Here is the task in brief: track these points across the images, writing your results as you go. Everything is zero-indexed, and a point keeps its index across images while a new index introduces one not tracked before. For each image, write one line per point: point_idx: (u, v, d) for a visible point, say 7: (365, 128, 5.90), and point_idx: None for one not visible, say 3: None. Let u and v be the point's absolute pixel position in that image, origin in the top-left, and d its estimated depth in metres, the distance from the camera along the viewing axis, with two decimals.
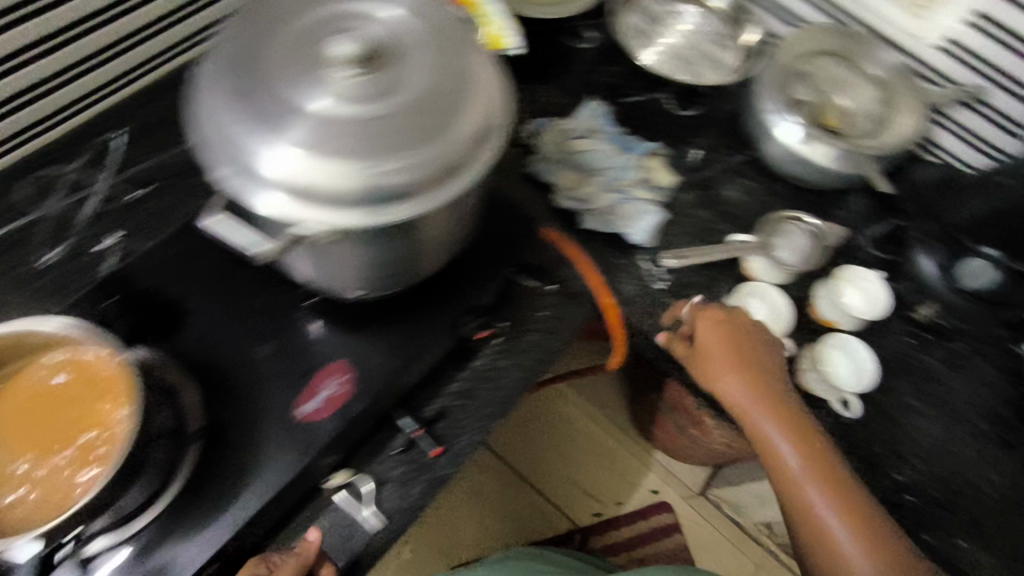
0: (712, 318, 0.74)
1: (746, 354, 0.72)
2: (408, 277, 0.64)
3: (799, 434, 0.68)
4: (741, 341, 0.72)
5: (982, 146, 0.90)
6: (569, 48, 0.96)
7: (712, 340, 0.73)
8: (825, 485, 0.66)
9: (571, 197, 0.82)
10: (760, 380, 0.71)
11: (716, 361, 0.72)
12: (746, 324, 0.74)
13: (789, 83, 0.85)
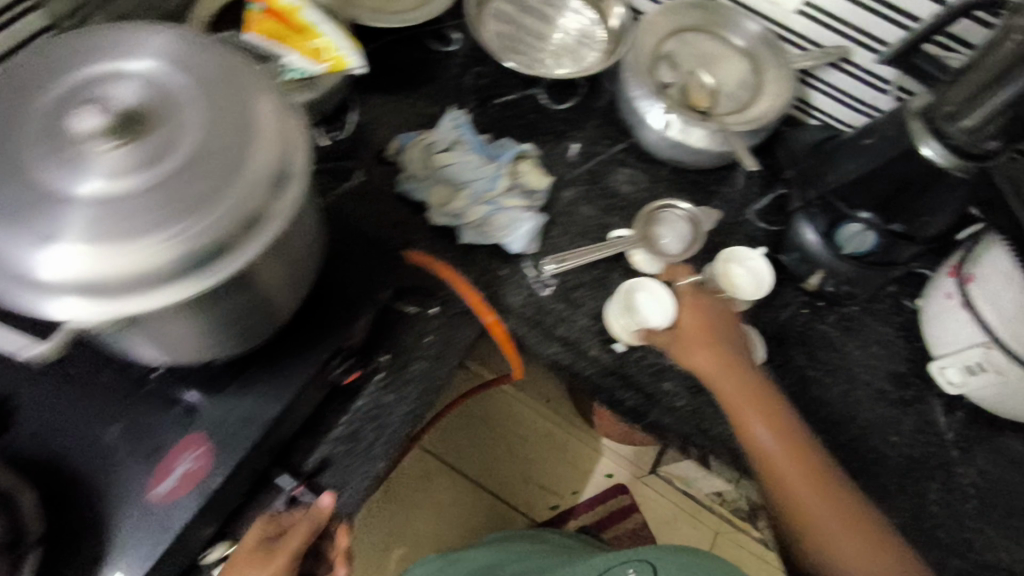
0: (693, 303, 0.72)
1: (722, 336, 0.70)
2: (255, 332, 0.60)
3: (775, 421, 0.66)
4: (719, 325, 0.71)
5: (855, 104, 0.90)
6: (433, 54, 0.93)
7: (691, 323, 0.70)
8: (801, 464, 0.64)
9: (444, 213, 0.78)
10: (733, 360, 0.69)
11: (691, 343, 0.69)
12: (721, 309, 0.72)
13: (653, 65, 0.83)
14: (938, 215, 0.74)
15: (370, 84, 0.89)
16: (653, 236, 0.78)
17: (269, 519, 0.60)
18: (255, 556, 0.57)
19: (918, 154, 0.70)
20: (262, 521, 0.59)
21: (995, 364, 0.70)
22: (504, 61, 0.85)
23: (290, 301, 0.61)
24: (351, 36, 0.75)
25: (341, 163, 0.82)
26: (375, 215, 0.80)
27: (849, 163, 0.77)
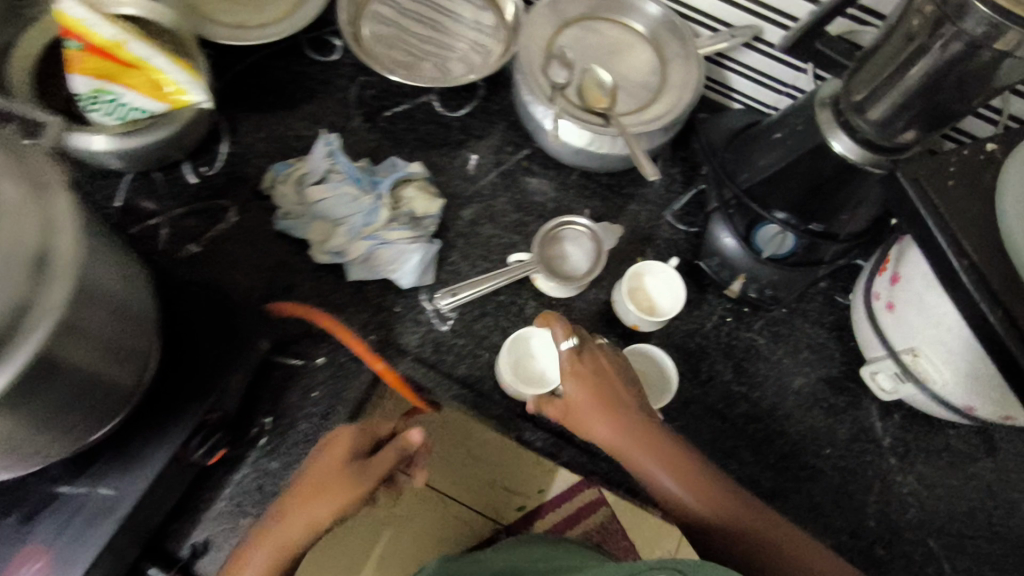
0: (575, 370, 0.64)
1: (612, 397, 0.62)
2: (82, 432, 0.53)
3: (692, 478, 0.59)
4: (607, 385, 0.63)
5: (775, 85, 0.83)
6: (314, 64, 0.84)
7: (580, 390, 0.63)
8: (732, 516, 0.58)
9: (327, 250, 0.71)
10: (630, 420, 0.62)
11: (586, 415, 0.62)
12: (605, 366, 0.64)
13: (546, 63, 0.74)
14: (858, 212, 0.68)
15: (242, 107, 0.80)
16: (551, 259, 0.73)
17: (363, 428, 0.58)
18: (345, 473, 0.54)
19: (828, 148, 0.64)
20: (358, 428, 0.58)
21: (924, 372, 0.66)
22: (387, 71, 0.77)
23: (127, 382, 0.54)
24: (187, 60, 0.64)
25: (213, 202, 0.75)
26: (253, 258, 0.73)
27: (762, 159, 0.71)
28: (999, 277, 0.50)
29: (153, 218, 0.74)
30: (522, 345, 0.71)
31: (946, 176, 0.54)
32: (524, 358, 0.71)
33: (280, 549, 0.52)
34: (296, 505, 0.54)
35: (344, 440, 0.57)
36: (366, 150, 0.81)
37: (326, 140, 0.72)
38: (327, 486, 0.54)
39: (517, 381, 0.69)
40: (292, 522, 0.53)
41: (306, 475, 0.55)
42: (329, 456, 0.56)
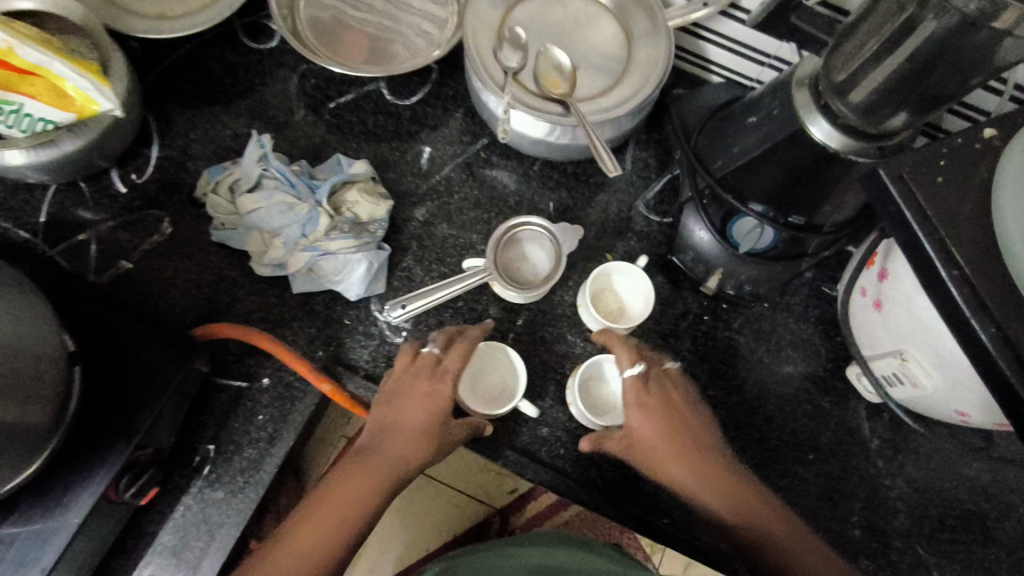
0: (640, 401, 0.60)
1: (676, 425, 0.60)
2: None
3: (767, 517, 0.55)
4: (676, 416, 0.60)
5: (755, 56, 0.74)
6: (250, 53, 0.77)
7: (647, 424, 0.59)
8: (811, 557, 0.53)
9: (266, 263, 0.66)
10: (692, 450, 0.59)
11: (646, 443, 0.59)
12: (671, 397, 0.61)
13: (497, 44, 0.67)
14: (842, 203, 0.62)
15: (173, 105, 0.74)
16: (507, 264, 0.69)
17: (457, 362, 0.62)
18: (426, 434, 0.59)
19: (807, 135, 0.57)
20: (453, 370, 0.62)
21: (912, 377, 0.60)
22: (330, 65, 0.69)
23: (40, 428, 0.49)
24: (88, 63, 0.60)
25: (144, 213, 0.70)
26: (190, 274, 0.68)
27: (738, 146, 0.64)
28: (988, 291, 0.44)
29: (81, 233, 0.69)
30: (482, 359, 0.68)
31: (935, 172, 0.47)
32: (482, 373, 0.67)
33: (387, 476, 0.57)
34: (403, 436, 0.59)
35: (438, 379, 0.61)
36: (309, 147, 0.75)
37: (260, 140, 0.68)
38: (428, 431, 0.59)
39: (474, 400, 0.66)
40: (398, 448, 0.58)
41: (405, 404, 0.60)
42: (426, 404, 0.60)
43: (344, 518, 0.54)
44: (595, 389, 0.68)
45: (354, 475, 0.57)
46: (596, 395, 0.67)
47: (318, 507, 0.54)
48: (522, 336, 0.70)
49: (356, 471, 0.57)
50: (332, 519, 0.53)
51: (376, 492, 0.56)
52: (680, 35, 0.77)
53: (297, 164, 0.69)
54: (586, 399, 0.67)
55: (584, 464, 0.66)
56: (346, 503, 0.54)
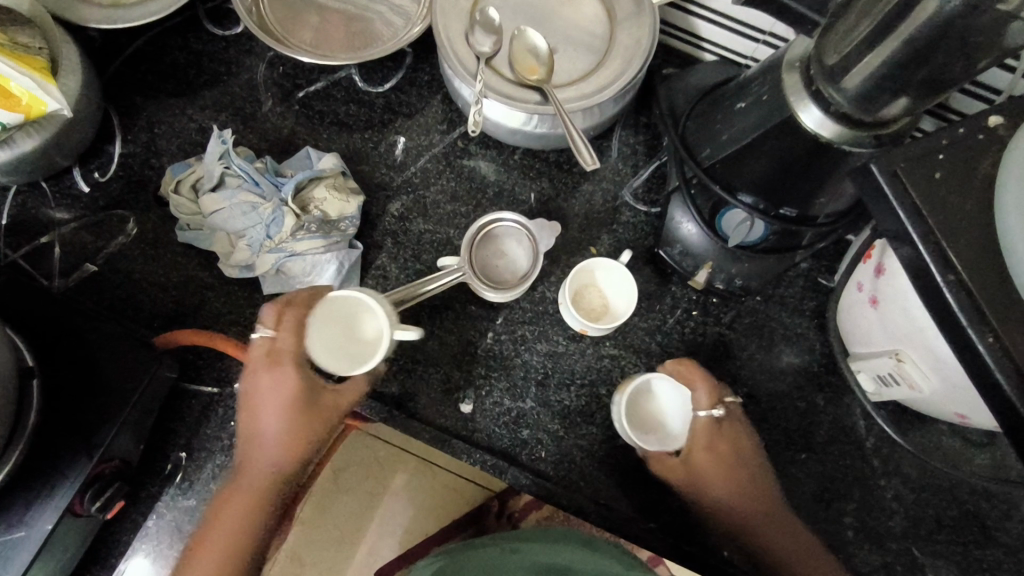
0: (712, 447, 0.61)
1: (739, 468, 0.61)
2: None
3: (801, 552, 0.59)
4: (737, 455, 0.62)
5: (749, 32, 0.69)
6: (216, 40, 0.73)
7: (706, 460, 0.61)
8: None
9: (234, 264, 0.64)
10: (746, 485, 0.61)
11: (709, 484, 0.61)
12: (742, 443, 0.62)
13: (468, 26, 0.63)
14: (837, 194, 0.58)
15: (136, 98, 0.71)
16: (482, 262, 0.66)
17: (270, 352, 0.57)
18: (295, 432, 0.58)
19: (798, 123, 0.52)
20: (292, 355, 0.57)
21: (909, 378, 0.57)
22: (296, 54, 0.66)
23: None
24: (26, 55, 0.57)
25: (108, 213, 0.67)
26: (157, 275, 0.66)
27: (725, 133, 0.60)
28: (987, 299, 0.41)
29: (44, 235, 0.66)
30: (333, 312, 0.57)
31: (933, 167, 0.43)
32: (345, 325, 0.57)
33: (260, 486, 0.58)
34: (267, 441, 0.58)
35: (279, 370, 0.57)
36: (279, 140, 0.71)
37: (221, 137, 0.65)
38: (292, 427, 0.57)
39: (348, 360, 0.56)
40: (265, 453, 0.58)
41: (258, 408, 0.58)
42: (273, 402, 0.57)
43: (227, 544, 0.56)
44: (643, 403, 0.64)
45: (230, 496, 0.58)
46: (644, 410, 0.64)
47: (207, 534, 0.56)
48: (501, 335, 0.67)
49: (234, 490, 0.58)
50: (217, 550, 0.56)
51: (255, 507, 0.57)
52: (670, 11, 0.73)
53: (262, 161, 0.67)
54: (633, 413, 0.63)
55: (566, 467, 0.64)
56: (226, 530, 0.56)
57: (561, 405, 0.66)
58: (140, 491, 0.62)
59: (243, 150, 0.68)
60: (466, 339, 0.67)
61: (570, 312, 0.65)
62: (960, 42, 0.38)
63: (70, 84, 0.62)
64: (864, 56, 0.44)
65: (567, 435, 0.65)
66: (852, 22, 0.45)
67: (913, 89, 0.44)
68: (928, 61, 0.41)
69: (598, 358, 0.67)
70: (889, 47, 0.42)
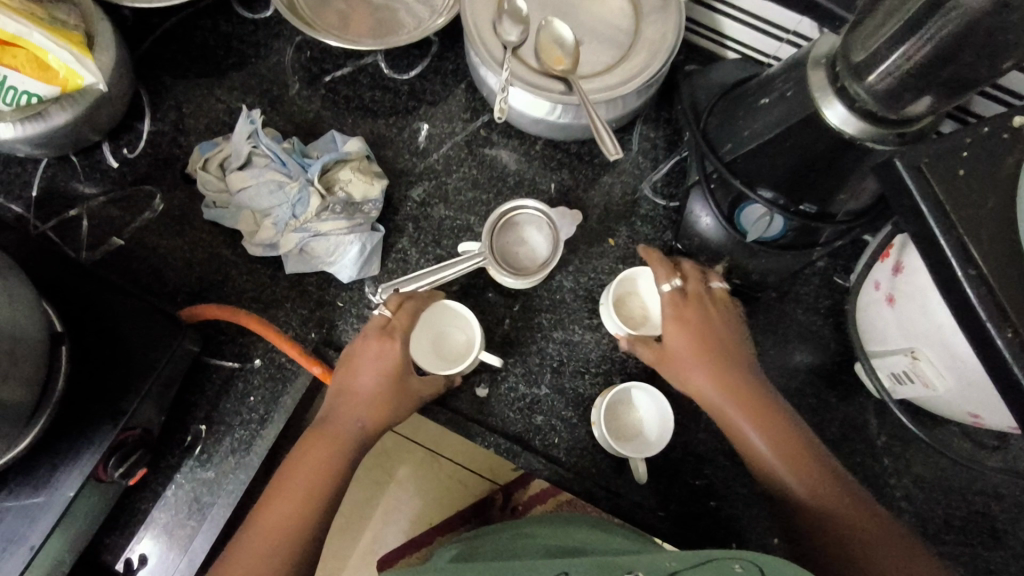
0: (678, 316, 0.61)
1: (712, 339, 0.61)
2: None
3: (773, 424, 0.57)
4: (708, 327, 0.61)
5: (773, 31, 0.70)
6: (245, 23, 0.75)
7: (680, 338, 0.61)
8: (802, 459, 0.55)
9: (258, 243, 0.65)
10: (720, 358, 0.60)
11: (682, 353, 0.61)
12: (709, 313, 0.62)
13: (495, 15, 0.64)
14: (857, 191, 0.58)
15: (166, 78, 0.72)
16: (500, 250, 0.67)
17: (387, 326, 0.60)
18: (380, 401, 0.59)
19: (821, 120, 0.53)
20: (403, 334, 0.60)
21: (923, 377, 0.58)
22: (325, 37, 0.67)
23: (25, 407, 0.49)
24: (71, 30, 0.59)
25: (136, 189, 0.69)
26: (182, 252, 0.67)
27: (748, 129, 0.60)
28: (1010, 297, 0.41)
29: (73, 209, 0.68)
30: (433, 319, 0.66)
31: (956, 164, 0.44)
32: (441, 335, 0.66)
33: (345, 443, 0.58)
34: (357, 403, 0.59)
35: (387, 343, 0.60)
36: (304, 122, 0.72)
37: (250, 117, 0.67)
38: (384, 396, 0.59)
39: (436, 362, 0.64)
40: (351, 413, 0.59)
41: (356, 372, 0.60)
42: (371, 367, 0.59)
43: (307, 484, 0.55)
44: (623, 413, 0.65)
45: (314, 442, 0.57)
46: (625, 419, 0.65)
47: (286, 474, 0.56)
48: (517, 321, 0.68)
49: (315, 440, 0.57)
50: (298, 491, 0.54)
51: (334, 459, 0.57)
52: (694, 8, 0.73)
53: (289, 141, 0.68)
54: (612, 420, 0.64)
55: (579, 453, 0.65)
56: (311, 467, 0.56)
57: (575, 393, 0.66)
58: (159, 461, 0.63)
59: (270, 131, 0.69)
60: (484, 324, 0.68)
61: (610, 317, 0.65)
62: (987, 40, 0.39)
63: (104, 60, 0.63)
64: (890, 55, 0.44)
65: (581, 423, 0.66)
66: (881, 19, 0.45)
67: (939, 86, 0.44)
68: (955, 58, 0.41)
69: (613, 347, 0.68)
70: (918, 44, 0.42)
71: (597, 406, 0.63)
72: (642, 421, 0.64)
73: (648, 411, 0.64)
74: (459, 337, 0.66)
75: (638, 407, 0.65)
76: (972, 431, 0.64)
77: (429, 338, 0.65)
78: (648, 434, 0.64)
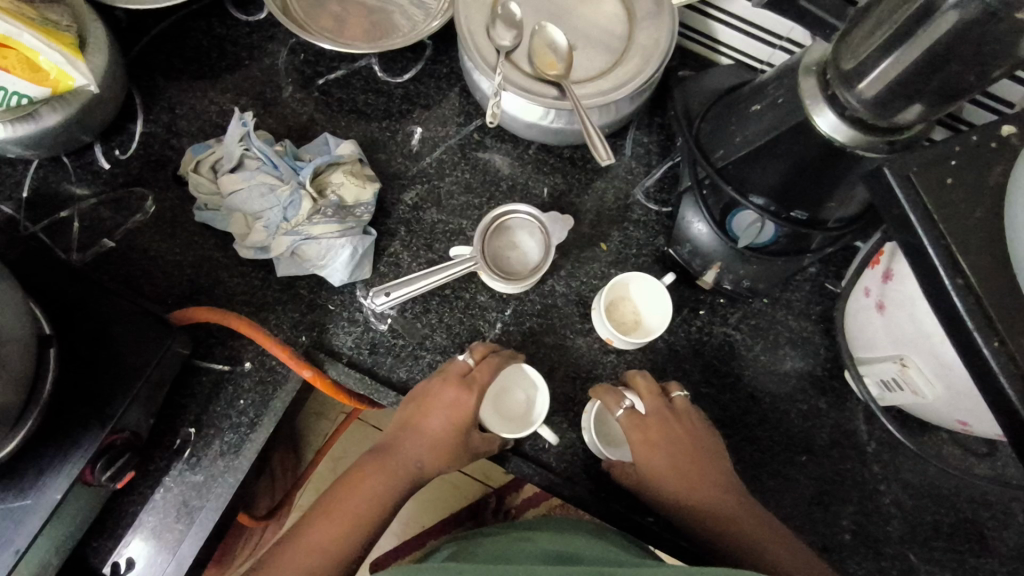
0: (645, 439, 0.60)
1: (684, 459, 0.59)
2: None
3: (762, 535, 0.55)
4: (679, 443, 0.59)
5: (766, 37, 0.70)
6: (239, 25, 0.75)
7: (652, 459, 0.59)
8: (796, 559, 0.54)
9: (249, 246, 0.65)
10: (695, 472, 0.59)
11: (656, 473, 0.59)
12: (675, 428, 0.60)
13: (487, 21, 0.64)
14: (848, 198, 0.58)
15: (159, 79, 0.72)
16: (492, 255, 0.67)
17: (464, 377, 0.60)
18: (441, 448, 0.60)
19: (812, 126, 0.53)
20: (480, 388, 0.60)
21: (912, 384, 0.58)
22: (319, 40, 0.67)
23: (11, 410, 0.48)
24: (63, 32, 0.58)
25: (128, 190, 0.68)
26: (174, 254, 0.67)
27: (739, 135, 0.60)
28: (995, 305, 0.41)
29: (64, 210, 0.67)
30: (505, 381, 0.65)
31: (944, 173, 0.44)
32: (502, 392, 0.65)
33: (401, 476, 0.60)
34: (422, 441, 0.61)
35: (464, 393, 0.60)
36: (297, 125, 0.72)
37: (242, 119, 0.67)
38: (448, 445, 0.60)
39: (498, 423, 0.64)
40: (414, 451, 0.61)
41: (428, 414, 0.60)
42: (441, 419, 0.60)
43: (359, 511, 0.58)
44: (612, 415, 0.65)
45: (372, 468, 0.60)
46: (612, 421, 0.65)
47: (331, 507, 0.58)
48: (509, 326, 0.68)
49: (372, 471, 0.60)
50: (336, 528, 0.56)
51: (388, 491, 0.59)
52: (688, 13, 0.73)
53: (281, 144, 0.68)
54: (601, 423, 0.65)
55: (570, 458, 0.65)
56: (360, 503, 0.58)
57: (566, 398, 0.66)
58: (148, 464, 0.62)
59: (263, 134, 0.69)
60: (475, 328, 0.67)
61: (604, 324, 0.65)
62: (975, 49, 0.39)
63: (96, 61, 0.62)
64: (880, 62, 0.45)
65: (571, 428, 0.66)
66: (871, 27, 0.45)
67: (928, 95, 0.44)
68: (943, 68, 0.41)
69: (604, 352, 0.68)
70: (909, 52, 0.42)
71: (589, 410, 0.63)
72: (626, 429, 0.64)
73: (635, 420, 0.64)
74: (522, 399, 0.65)
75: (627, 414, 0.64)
76: (962, 439, 0.64)
77: (494, 398, 0.65)
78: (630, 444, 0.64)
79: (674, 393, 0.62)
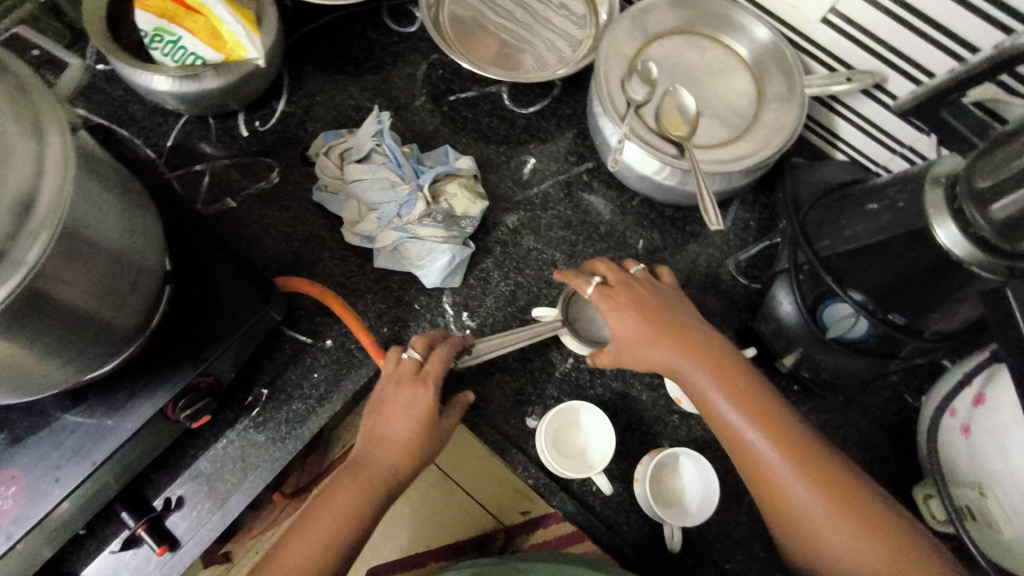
0: (613, 301, 0.61)
1: (657, 310, 0.60)
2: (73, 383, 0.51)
3: (754, 407, 0.54)
4: (654, 306, 0.60)
5: (889, 142, 0.71)
6: (390, 34, 0.80)
7: (621, 314, 0.60)
8: (781, 435, 0.53)
9: (357, 232, 0.69)
10: (682, 335, 0.58)
11: (632, 337, 0.59)
12: (653, 297, 0.61)
13: (622, 75, 0.68)
14: (952, 314, 0.57)
15: (308, 68, 0.78)
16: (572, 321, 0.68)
17: (417, 368, 0.60)
18: (412, 446, 0.58)
19: (931, 236, 0.52)
20: (432, 380, 0.59)
21: (987, 515, 0.54)
22: (459, 59, 0.71)
23: (128, 332, 0.52)
24: (245, 11, 0.64)
25: (258, 160, 0.73)
26: (285, 225, 0.71)
27: (849, 229, 0.61)
28: None
29: (198, 164, 0.73)
30: (568, 420, 0.66)
31: None
32: (564, 432, 0.65)
33: (378, 486, 0.56)
34: (388, 450, 0.57)
35: (420, 388, 0.59)
36: (423, 133, 0.77)
37: (379, 117, 0.72)
38: (417, 442, 0.58)
39: (556, 457, 0.63)
40: (386, 458, 0.57)
41: (390, 419, 0.58)
42: (405, 414, 0.58)
43: (331, 527, 0.54)
44: (667, 478, 0.64)
45: (344, 485, 0.56)
46: (667, 483, 0.63)
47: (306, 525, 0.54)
48: (580, 364, 0.69)
49: (345, 484, 0.56)
50: (320, 535, 0.53)
51: (366, 504, 0.55)
52: (814, 105, 0.75)
53: (408, 147, 0.72)
54: (657, 482, 0.63)
55: (614, 506, 0.64)
56: (338, 511, 0.54)
57: (622, 446, 0.66)
58: (219, 414, 0.65)
59: (393, 134, 0.74)
60: (547, 358, 0.69)
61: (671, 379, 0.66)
62: None
63: (265, 40, 0.68)
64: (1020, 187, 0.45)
65: (622, 477, 0.65)
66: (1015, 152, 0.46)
67: None
68: None
69: (668, 411, 0.68)
70: None
71: (649, 464, 0.62)
72: (683, 493, 0.63)
73: (694, 485, 0.63)
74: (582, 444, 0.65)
75: (683, 477, 0.63)
76: None
77: (555, 433, 0.65)
78: (687, 512, 0.62)
79: (633, 269, 0.65)
